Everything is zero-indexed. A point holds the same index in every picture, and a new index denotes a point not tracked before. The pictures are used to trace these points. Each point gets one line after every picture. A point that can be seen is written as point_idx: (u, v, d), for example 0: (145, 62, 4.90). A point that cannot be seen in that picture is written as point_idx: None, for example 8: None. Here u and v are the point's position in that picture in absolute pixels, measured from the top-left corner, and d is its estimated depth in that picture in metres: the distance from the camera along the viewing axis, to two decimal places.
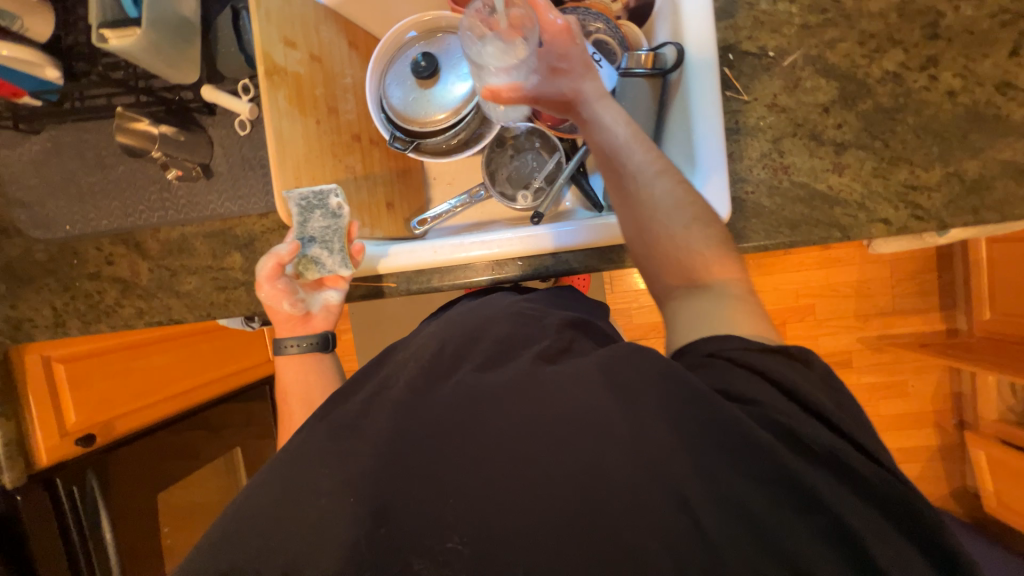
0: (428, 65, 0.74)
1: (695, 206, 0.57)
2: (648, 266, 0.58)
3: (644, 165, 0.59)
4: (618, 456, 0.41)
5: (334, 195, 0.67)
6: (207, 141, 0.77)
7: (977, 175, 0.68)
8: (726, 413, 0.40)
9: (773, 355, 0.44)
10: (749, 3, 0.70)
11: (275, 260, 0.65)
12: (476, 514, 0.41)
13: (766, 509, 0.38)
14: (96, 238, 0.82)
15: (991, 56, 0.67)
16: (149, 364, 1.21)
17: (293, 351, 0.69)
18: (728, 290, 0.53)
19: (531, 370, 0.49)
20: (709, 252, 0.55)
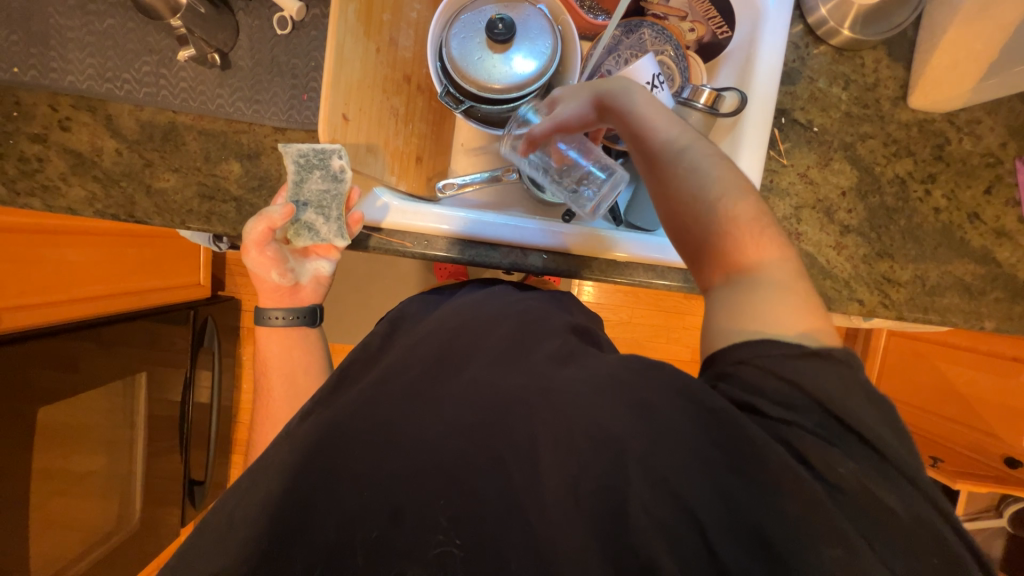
0: (505, 31, 0.69)
1: (731, 180, 0.55)
2: (688, 254, 0.57)
3: (670, 136, 0.58)
4: (637, 466, 0.44)
5: (337, 157, 0.63)
6: (234, 27, 0.66)
7: (934, 282, 0.80)
8: (762, 446, 0.42)
9: (814, 358, 0.44)
10: (810, 77, 0.76)
11: (266, 224, 0.63)
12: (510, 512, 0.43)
13: (781, 533, 0.40)
14: (51, 94, 0.67)
15: (972, 188, 0.79)
16: (52, 257, 1.05)
17: (278, 323, 0.71)
18: (774, 276, 0.50)
19: (550, 371, 0.53)
20: (752, 229, 0.52)
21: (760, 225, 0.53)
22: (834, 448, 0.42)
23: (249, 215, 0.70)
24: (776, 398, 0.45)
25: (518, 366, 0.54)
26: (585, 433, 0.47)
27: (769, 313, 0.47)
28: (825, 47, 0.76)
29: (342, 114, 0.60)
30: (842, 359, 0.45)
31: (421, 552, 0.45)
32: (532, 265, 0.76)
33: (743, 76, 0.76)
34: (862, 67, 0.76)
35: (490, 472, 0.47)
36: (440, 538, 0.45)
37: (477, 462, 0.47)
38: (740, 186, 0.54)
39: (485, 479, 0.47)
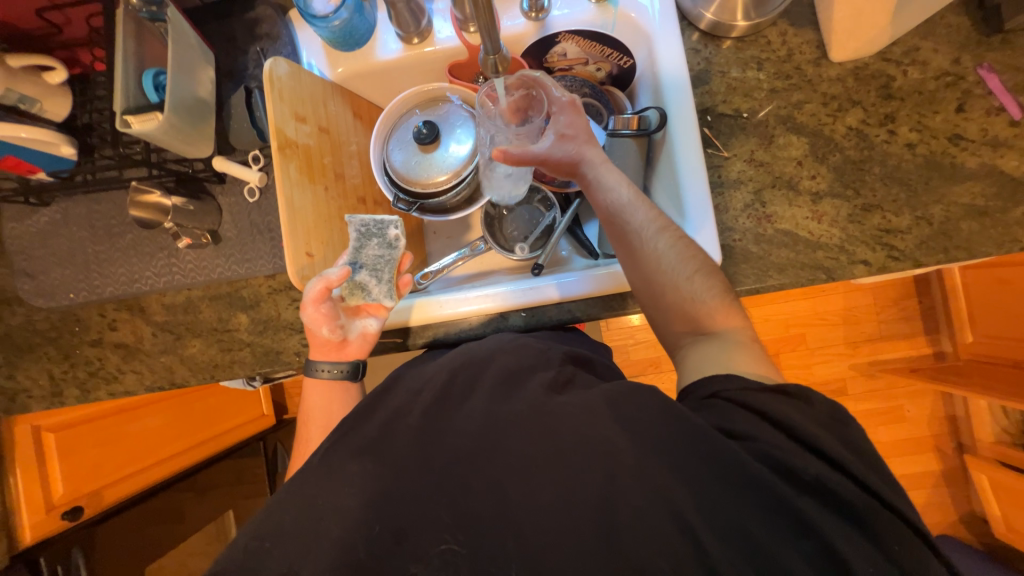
0: (429, 133, 0.79)
1: (697, 260, 0.65)
2: (657, 315, 0.67)
3: (646, 224, 0.67)
4: (631, 483, 0.46)
5: (393, 227, 0.75)
6: (216, 208, 0.79)
7: (942, 218, 0.73)
8: (727, 449, 0.46)
9: (771, 394, 0.51)
10: (721, 71, 0.78)
11: (324, 283, 0.66)
12: (498, 558, 0.46)
13: (758, 524, 0.44)
14: (99, 305, 0.82)
15: (941, 112, 0.74)
16: (146, 428, 1.19)
17: (325, 375, 0.71)
18: (733, 335, 0.62)
19: (542, 400, 0.54)
20: (716, 304, 0.64)
21: (720, 297, 0.64)
22: (792, 447, 0.47)
23: (263, 354, 0.80)
24: (743, 423, 0.50)
25: (513, 398, 0.55)
26: (573, 458, 0.49)
27: (725, 358, 0.59)
28: (727, 41, 0.78)
29: (305, 253, 0.70)
30: (799, 395, 0.51)
31: (421, 557, 0.47)
32: (514, 325, 0.81)
33: (657, 92, 0.80)
34: (770, 44, 0.78)
35: (488, 503, 0.48)
36: (444, 536, 0.48)
37: (479, 505, 0.48)
38: (704, 271, 0.65)
39: (487, 511, 0.48)
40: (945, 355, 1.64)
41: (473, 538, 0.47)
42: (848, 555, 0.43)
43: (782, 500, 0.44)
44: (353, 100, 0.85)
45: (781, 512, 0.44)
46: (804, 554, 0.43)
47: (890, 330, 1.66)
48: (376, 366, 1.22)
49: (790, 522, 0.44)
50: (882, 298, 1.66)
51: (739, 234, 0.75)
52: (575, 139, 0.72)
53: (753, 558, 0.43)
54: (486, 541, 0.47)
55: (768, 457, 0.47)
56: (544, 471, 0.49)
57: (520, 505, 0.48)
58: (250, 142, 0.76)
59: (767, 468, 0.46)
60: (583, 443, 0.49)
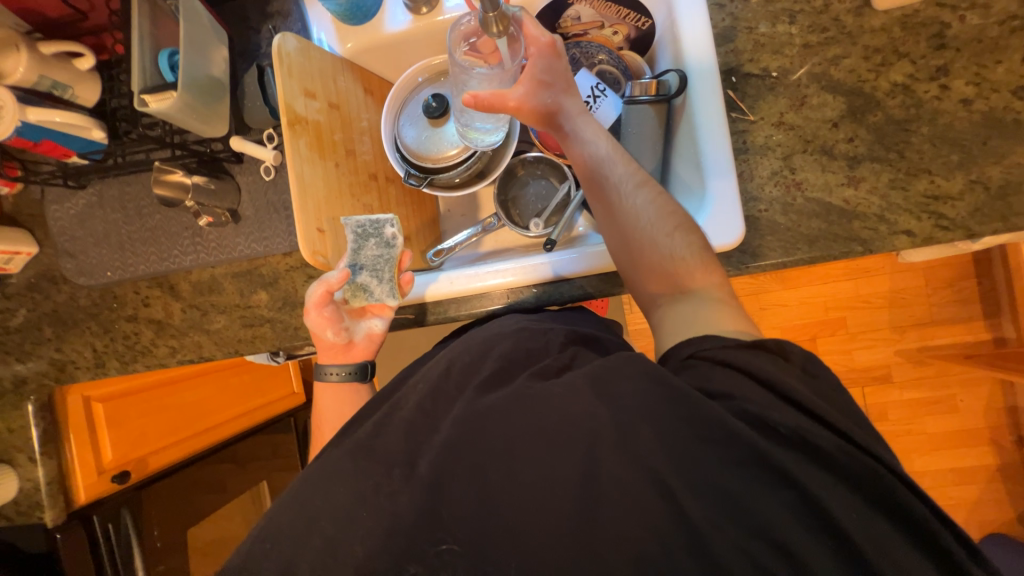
0: (439, 106, 0.78)
1: (677, 216, 0.63)
2: (632, 274, 0.64)
3: (625, 178, 0.65)
4: (613, 452, 0.45)
5: (389, 225, 0.74)
6: (236, 187, 0.81)
7: (1001, 180, 0.65)
8: (707, 411, 0.44)
9: (747, 350, 0.50)
10: (747, 27, 0.72)
11: (325, 287, 0.69)
12: (480, 523, 0.46)
13: (745, 490, 0.42)
14: (134, 282, 0.87)
15: (1004, 62, 0.66)
16: (185, 401, 1.26)
17: (334, 378, 0.73)
18: (718, 295, 0.59)
19: (527, 386, 0.52)
20: (693, 262, 0.61)
21: (697, 251, 0.61)
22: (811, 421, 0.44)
23: (282, 329, 0.83)
24: (741, 394, 0.46)
25: (502, 389, 0.54)
26: (557, 429, 0.47)
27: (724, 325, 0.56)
28: None
29: (316, 229, 0.70)
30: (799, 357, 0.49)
31: (421, 556, 0.46)
32: (526, 303, 0.80)
33: (677, 54, 0.75)
34: None
35: (472, 484, 0.47)
36: (443, 536, 0.46)
37: (466, 484, 0.47)
38: (681, 227, 0.62)
39: (471, 489, 0.47)
40: (1006, 341, 1.51)
41: (472, 537, 0.46)
42: (839, 515, 0.41)
43: (779, 470, 0.42)
44: (363, 75, 0.84)
45: (771, 477, 0.42)
46: (795, 513, 0.42)
47: (942, 313, 1.54)
48: (398, 344, 1.24)
49: (778, 480, 0.42)
50: (935, 280, 1.53)
51: (765, 205, 0.70)
52: (553, 87, 0.68)
53: (741, 523, 0.42)
54: (480, 515, 0.46)
55: (746, 415, 0.45)
56: (527, 440, 0.48)
57: (502, 474, 0.47)
58: (263, 120, 0.77)
59: (757, 435, 0.44)
60: (565, 419, 0.48)
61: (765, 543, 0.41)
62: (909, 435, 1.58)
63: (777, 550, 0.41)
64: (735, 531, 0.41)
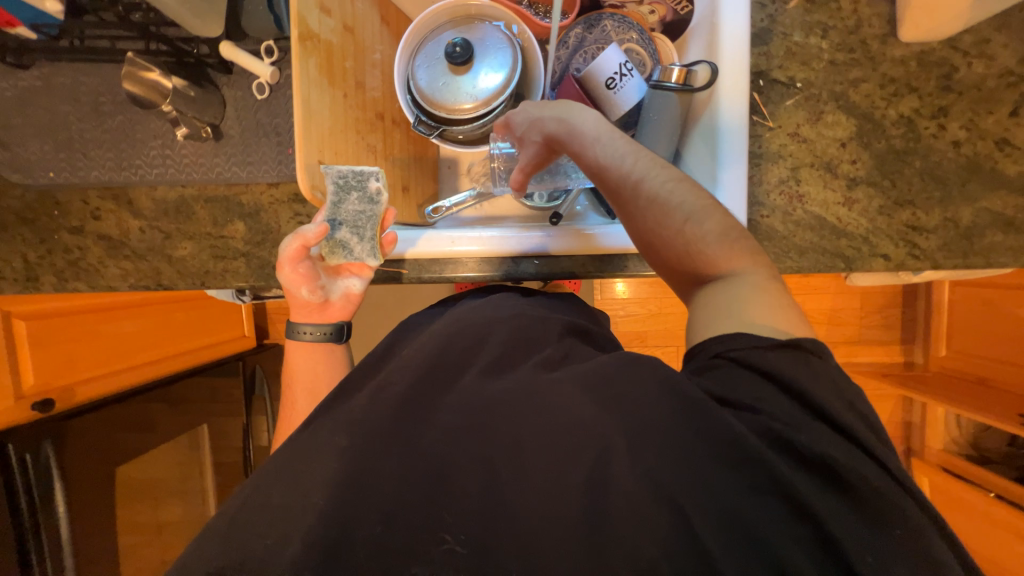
0: (463, 52, 0.71)
1: (694, 201, 0.56)
2: (664, 271, 0.59)
3: (633, 167, 0.57)
4: (622, 458, 0.45)
5: (374, 178, 0.68)
6: (220, 100, 0.73)
7: (970, 222, 0.72)
8: (721, 422, 0.44)
9: (783, 352, 0.46)
10: (783, 33, 0.73)
11: (300, 242, 0.63)
12: (482, 523, 0.44)
13: (755, 512, 0.42)
14: (83, 190, 0.76)
15: (995, 113, 0.71)
16: (123, 331, 1.17)
17: (307, 338, 0.68)
18: (752, 278, 0.53)
19: (533, 376, 0.53)
20: (721, 245, 0.54)
21: (732, 242, 0.54)
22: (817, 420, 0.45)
23: (258, 267, 0.76)
24: (748, 391, 0.46)
25: (504, 376, 0.54)
26: (567, 433, 0.47)
27: (755, 316, 0.49)
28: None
29: (317, 162, 0.65)
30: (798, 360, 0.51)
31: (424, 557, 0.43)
32: (526, 273, 0.77)
33: (711, 47, 0.75)
34: (840, 11, 0.72)
35: (477, 477, 0.46)
36: (445, 534, 0.44)
37: (466, 472, 0.46)
38: (700, 212, 0.55)
39: (474, 482, 0.46)
40: (915, 365, 1.72)
41: (474, 535, 0.44)
42: (846, 543, 0.40)
43: (782, 483, 0.42)
44: (381, 1, 0.77)
45: (780, 498, 0.42)
46: (799, 541, 0.41)
47: (870, 335, 1.71)
48: (369, 299, 1.20)
49: (788, 506, 0.42)
50: (871, 304, 1.70)
51: (768, 211, 0.73)
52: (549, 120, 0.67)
53: (752, 549, 0.41)
54: (478, 507, 0.44)
55: (768, 432, 0.44)
56: (535, 438, 0.47)
57: (510, 473, 0.46)
58: (265, 30, 0.69)
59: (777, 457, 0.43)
60: (573, 418, 0.48)
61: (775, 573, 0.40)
62: None
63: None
64: (750, 561, 0.40)
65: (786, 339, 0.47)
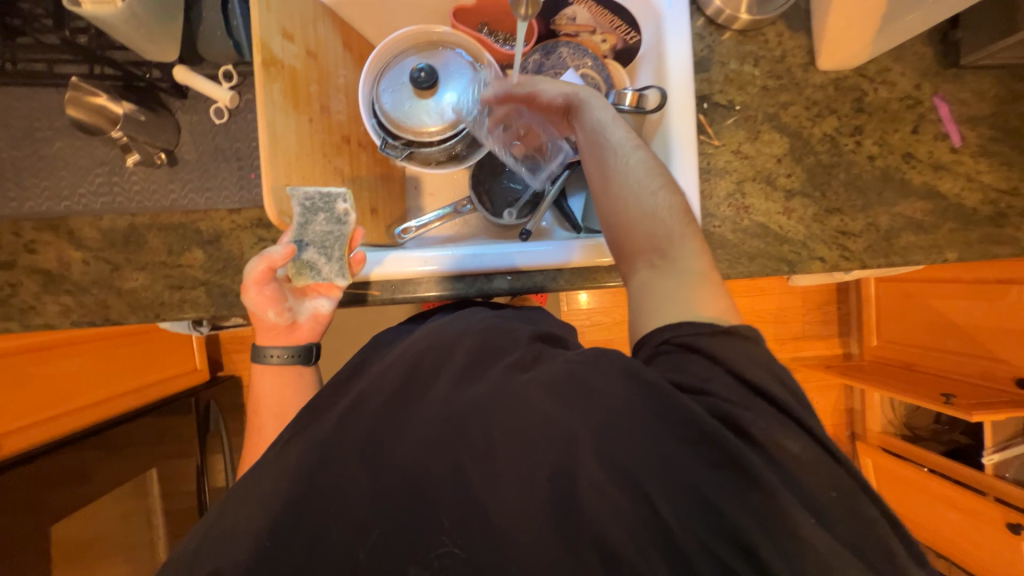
0: (429, 77, 0.73)
1: (663, 179, 0.62)
2: (616, 240, 0.63)
3: (621, 140, 0.64)
4: (588, 451, 0.47)
5: (341, 200, 0.67)
6: (174, 125, 0.70)
7: (888, 226, 0.81)
8: (680, 409, 0.46)
9: (721, 336, 0.51)
10: (720, 61, 0.81)
11: (265, 263, 0.62)
12: (464, 520, 0.47)
13: (712, 486, 0.44)
14: (15, 221, 0.70)
15: (899, 131, 0.82)
16: (56, 372, 1.06)
17: (275, 361, 0.67)
18: (697, 267, 0.58)
19: (505, 378, 0.53)
20: (677, 224, 0.60)
21: (682, 220, 0.61)
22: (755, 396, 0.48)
23: (219, 295, 0.73)
24: (698, 368, 0.50)
25: (478, 381, 0.54)
26: (536, 434, 0.49)
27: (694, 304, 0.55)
28: (729, 32, 0.81)
29: (285, 186, 0.64)
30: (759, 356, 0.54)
31: (423, 560, 0.47)
32: (498, 288, 0.79)
33: (660, 72, 0.81)
34: (768, 42, 0.81)
35: (453, 486, 0.49)
36: (442, 539, 0.47)
37: (442, 483, 0.49)
38: (665, 190, 0.62)
39: (451, 489, 0.49)
40: (852, 355, 1.88)
41: (462, 532, 0.47)
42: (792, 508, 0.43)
43: (735, 458, 0.44)
44: (343, 27, 0.78)
45: (734, 472, 0.44)
46: (754, 510, 0.43)
47: (811, 331, 1.86)
48: (335, 323, 1.16)
49: (741, 480, 0.44)
50: (811, 302, 1.85)
51: (719, 222, 0.80)
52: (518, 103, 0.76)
53: (711, 522, 0.44)
54: (461, 509, 0.48)
55: (716, 410, 0.47)
56: (506, 442, 0.49)
57: (484, 475, 0.49)
58: (223, 55, 0.68)
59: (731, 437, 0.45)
60: (544, 418, 0.49)
61: (735, 546, 0.43)
62: None
63: (739, 549, 0.43)
64: (706, 531, 0.44)
65: (724, 326, 0.52)
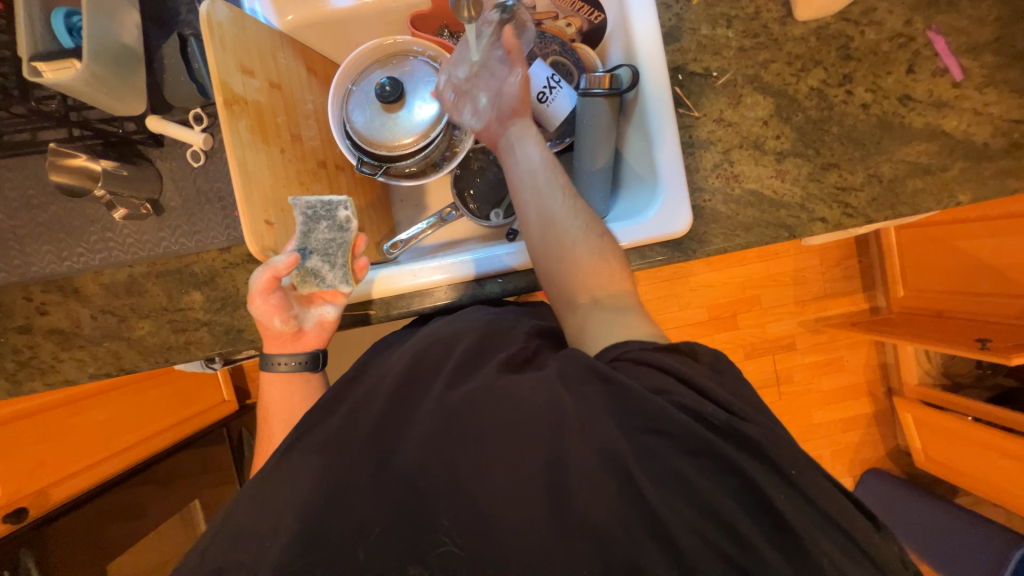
0: (393, 90, 0.73)
1: (588, 219, 0.65)
2: (550, 276, 0.65)
3: (546, 182, 0.67)
4: (576, 439, 0.47)
5: (342, 208, 0.68)
6: (156, 174, 0.72)
7: (891, 175, 0.77)
8: (653, 406, 0.47)
9: (670, 352, 0.53)
10: (691, 28, 0.78)
11: (271, 272, 0.60)
12: (461, 522, 0.46)
13: (695, 471, 0.46)
14: (24, 286, 0.73)
15: (893, 73, 0.77)
16: (93, 420, 1.11)
17: (283, 368, 0.66)
18: (630, 305, 0.62)
19: (492, 377, 0.53)
20: (604, 263, 0.63)
21: (609, 259, 0.64)
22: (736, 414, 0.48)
23: (222, 333, 0.74)
24: (653, 381, 0.50)
25: (470, 379, 0.54)
26: (527, 423, 0.49)
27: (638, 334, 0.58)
28: None
29: (264, 221, 0.64)
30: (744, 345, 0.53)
31: (421, 558, 0.45)
32: (491, 293, 0.77)
33: (629, 49, 0.78)
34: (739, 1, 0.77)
35: (444, 481, 0.48)
36: (443, 538, 0.46)
37: (434, 480, 0.48)
38: (590, 230, 0.65)
39: (444, 493, 0.47)
40: (879, 309, 1.80)
41: (463, 537, 0.46)
42: (769, 489, 0.44)
43: (707, 445, 0.46)
44: (305, 53, 0.78)
45: (709, 457, 0.46)
46: (732, 493, 0.45)
47: (833, 289, 1.79)
48: (344, 343, 1.18)
49: (716, 464, 0.46)
50: (829, 259, 1.78)
51: (709, 195, 0.77)
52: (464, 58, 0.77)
53: (691, 501, 0.45)
54: (449, 509, 0.47)
55: (687, 408, 0.47)
56: (498, 434, 0.49)
57: (474, 477, 0.48)
58: (190, 99, 0.69)
59: (702, 428, 0.47)
60: (530, 410, 0.49)
61: (720, 522, 0.44)
62: (809, 393, 1.83)
63: (723, 528, 0.44)
64: (690, 512, 0.45)
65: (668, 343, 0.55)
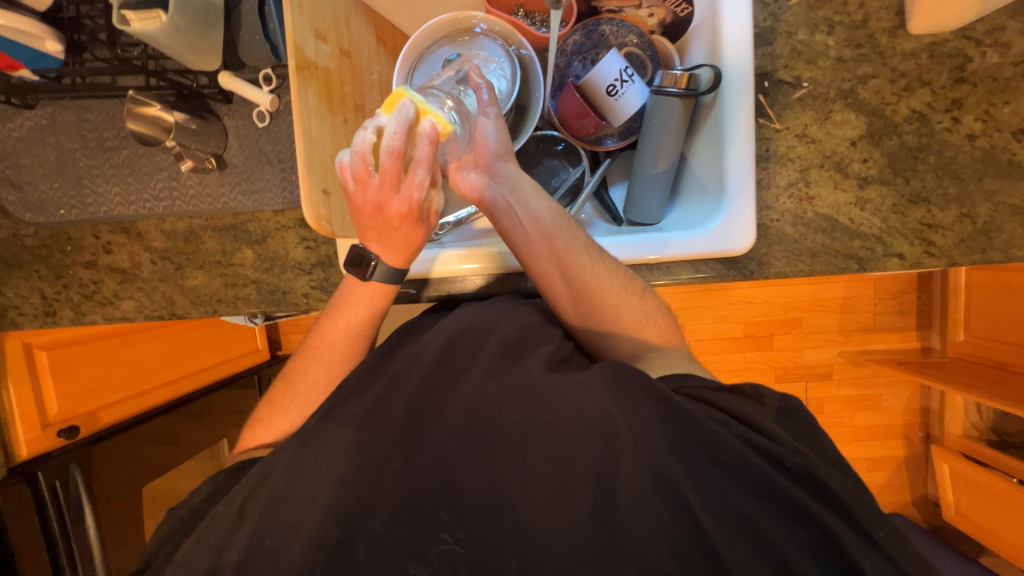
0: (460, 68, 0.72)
1: (619, 280, 0.62)
2: (585, 334, 0.64)
3: (568, 245, 0.62)
4: (629, 459, 0.46)
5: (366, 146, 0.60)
6: (222, 130, 0.73)
7: (988, 217, 0.70)
8: (716, 439, 0.46)
9: (730, 394, 0.51)
10: (787, 32, 0.72)
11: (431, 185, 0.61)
12: (506, 530, 0.46)
13: (758, 511, 0.45)
14: (94, 225, 0.77)
15: (1012, 103, 0.69)
16: (139, 353, 1.18)
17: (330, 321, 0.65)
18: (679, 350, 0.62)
19: (536, 378, 0.52)
20: (642, 323, 0.62)
21: (648, 316, 0.63)
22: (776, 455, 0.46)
23: (268, 293, 0.76)
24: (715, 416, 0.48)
25: (510, 372, 0.53)
26: (576, 436, 0.48)
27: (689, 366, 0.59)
28: None
29: (321, 189, 0.64)
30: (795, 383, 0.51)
31: (422, 553, 0.46)
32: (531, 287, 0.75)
33: (714, 48, 0.73)
34: (846, 5, 0.71)
35: (483, 473, 0.48)
36: (442, 536, 0.47)
37: (472, 478, 0.48)
38: (622, 294, 0.62)
39: (484, 492, 0.48)
40: (932, 351, 1.69)
41: (477, 528, 0.47)
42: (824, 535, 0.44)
43: (778, 487, 0.45)
44: (377, 21, 0.77)
45: (779, 501, 0.45)
46: (802, 542, 0.45)
47: (885, 323, 1.69)
48: None
49: (784, 510, 0.45)
50: (885, 291, 1.67)
51: (777, 215, 0.72)
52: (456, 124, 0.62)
53: (756, 547, 0.44)
54: (494, 516, 0.47)
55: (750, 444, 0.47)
56: (546, 445, 0.48)
57: (520, 487, 0.47)
58: (262, 59, 0.69)
59: (765, 462, 0.46)
60: (583, 422, 0.48)
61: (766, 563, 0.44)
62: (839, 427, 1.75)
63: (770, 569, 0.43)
64: (757, 562, 0.44)
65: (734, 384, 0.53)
